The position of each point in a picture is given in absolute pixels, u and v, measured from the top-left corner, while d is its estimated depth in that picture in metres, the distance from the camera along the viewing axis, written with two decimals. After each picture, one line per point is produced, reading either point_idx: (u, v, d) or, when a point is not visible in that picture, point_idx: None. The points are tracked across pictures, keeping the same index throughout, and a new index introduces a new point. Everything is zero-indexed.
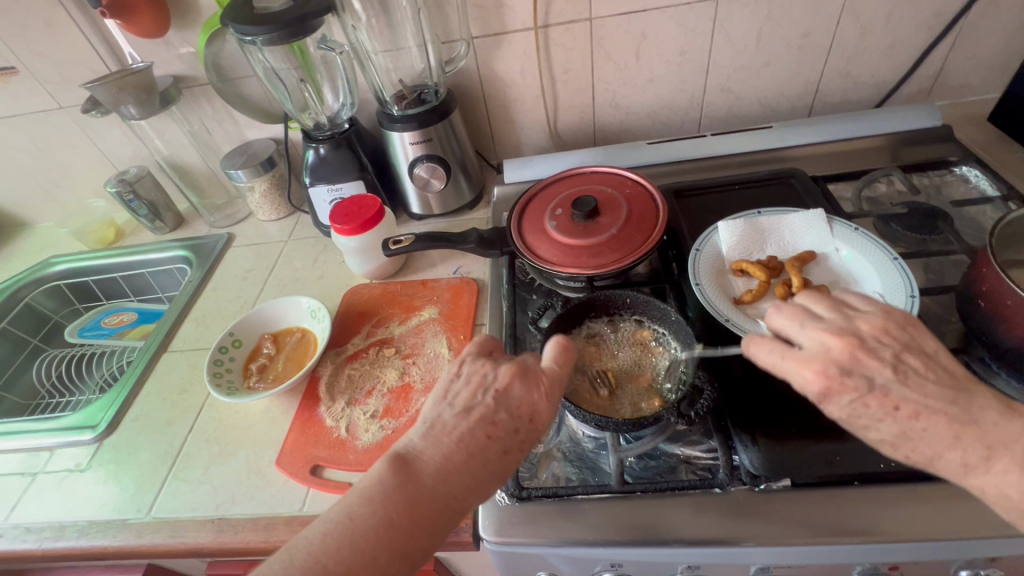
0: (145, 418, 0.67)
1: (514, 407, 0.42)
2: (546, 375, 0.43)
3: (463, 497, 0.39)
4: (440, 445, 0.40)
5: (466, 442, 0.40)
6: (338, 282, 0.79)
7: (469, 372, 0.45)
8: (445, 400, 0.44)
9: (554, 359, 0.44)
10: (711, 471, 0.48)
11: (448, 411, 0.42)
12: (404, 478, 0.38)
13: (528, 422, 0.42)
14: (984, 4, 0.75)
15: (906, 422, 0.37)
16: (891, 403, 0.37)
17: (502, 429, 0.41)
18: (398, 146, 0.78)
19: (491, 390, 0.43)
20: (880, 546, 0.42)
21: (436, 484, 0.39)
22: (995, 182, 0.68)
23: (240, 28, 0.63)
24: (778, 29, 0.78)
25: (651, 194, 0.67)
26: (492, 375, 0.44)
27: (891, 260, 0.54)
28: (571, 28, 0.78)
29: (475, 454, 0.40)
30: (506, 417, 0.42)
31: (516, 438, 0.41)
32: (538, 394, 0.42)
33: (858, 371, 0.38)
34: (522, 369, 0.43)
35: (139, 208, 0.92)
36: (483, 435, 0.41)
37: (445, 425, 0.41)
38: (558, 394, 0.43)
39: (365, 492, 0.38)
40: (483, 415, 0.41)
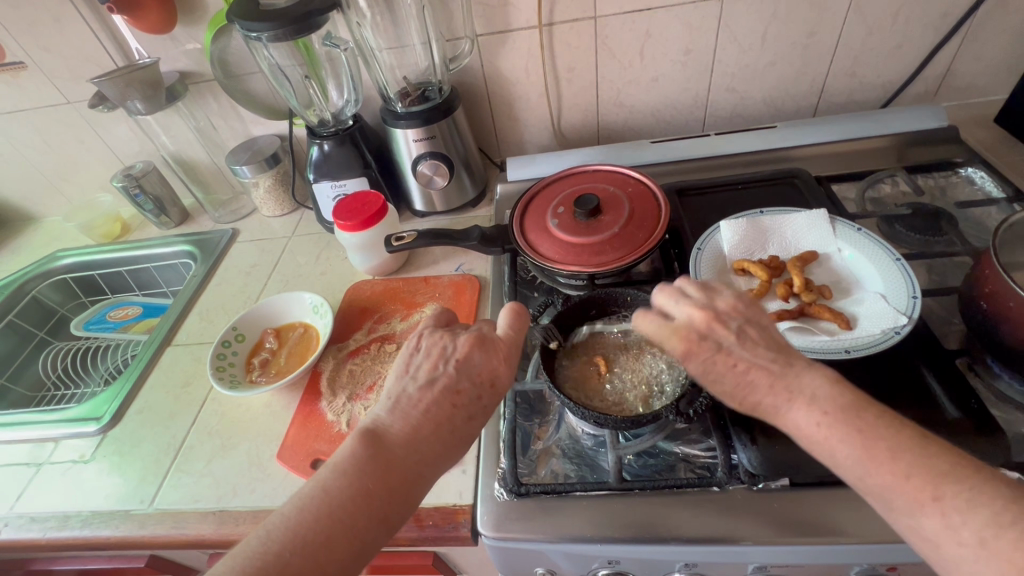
0: (148, 411, 0.67)
1: (475, 374, 0.42)
2: (503, 341, 0.43)
3: (435, 463, 0.39)
4: (406, 417, 0.40)
5: (432, 411, 0.41)
6: (341, 278, 0.79)
7: (428, 346, 0.45)
8: (407, 374, 0.43)
9: (508, 325, 0.45)
10: (709, 470, 0.48)
11: (411, 384, 0.42)
12: (374, 448, 0.38)
13: (490, 387, 0.42)
14: (992, 5, 0.74)
15: (744, 377, 0.37)
16: (734, 362, 0.38)
17: (465, 396, 0.42)
18: (401, 143, 0.78)
19: (452, 359, 0.43)
20: (878, 546, 0.42)
21: (406, 453, 0.39)
22: (1001, 184, 0.67)
23: (246, 24, 0.64)
24: (783, 28, 0.77)
25: (653, 192, 0.67)
26: (452, 345, 0.44)
27: (893, 261, 0.54)
28: (575, 26, 0.78)
29: (442, 422, 0.40)
30: (469, 385, 0.42)
31: (479, 404, 0.42)
32: (497, 360, 0.43)
33: (711, 334, 0.39)
34: (479, 338, 0.43)
35: (144, 202, 0.92)
36: (448, 404, 0.41)
37: (410, 399, 0.41)
38: (515, 359, 0.44)
39: (338, 463, 0.37)
40: (446, 384, 0.41)
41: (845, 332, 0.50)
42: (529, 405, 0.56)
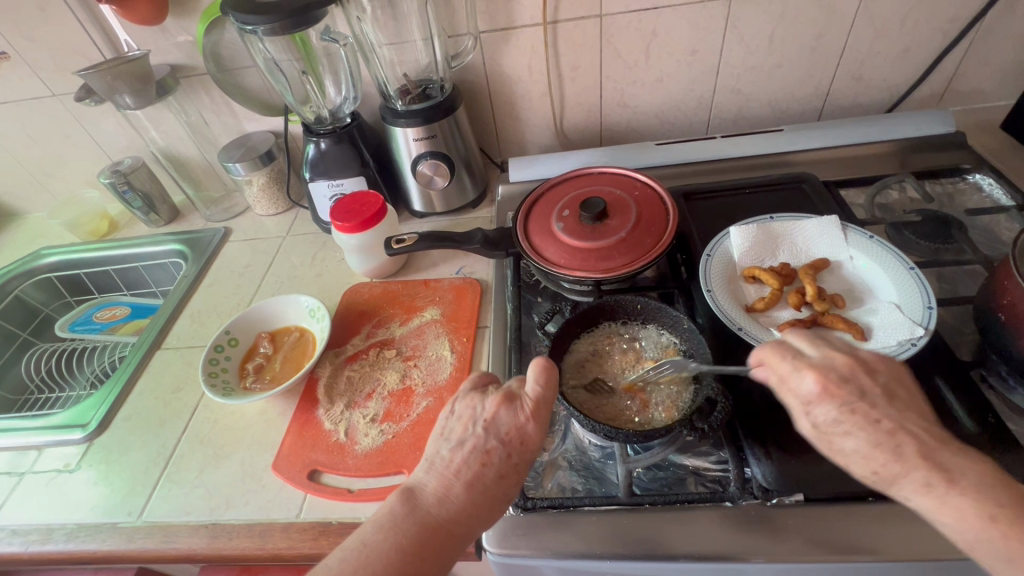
0: (137, 418, 0.65)
1: (503, 433, 0.42)
2: (529, 398, 0.42)
3: (468, 525, 0.40)
4: (439, 478, 0.41)
5: (462, 473, 0.41)
6: (338, 281, 0.77)
7: (461, 408, 0.45)
8: (441, 437, 0.44)
9: (536, 380, 0.42)
10: (721, 483, 0.47)
11: (443, 446, 0.43)
12: (412, 506, 0.40)
13: (519, 445, 0.42)
14: (1001, 9, 0.73)
15: (887, 436, 0.36)
16: (873, 418, 0.36)
17: (495, 456, 0.41)
18: (401, 142, 0.76)
19: (480, 421, 0.43)
20: (894, 565, 0.41)
21: (439, 514, 0.40)
22: (1009, 192, 0.67)
23: (241, 17, 0.61)
24: (790, 30, 0.76)
25: (661, 196, 0.65)
26: (480, 406, 0.44)
27: (907, 269, 0.53)
28: (581, 24, 0.76)
29: (473, 484, 0.41)
30: (497, 444, 0.42)
31: (510, 463, 0.42)
32: (524, 418, 0.42)
33: (855, 379, 0.38)
34: (507, 396, 0.43)
35: (133, 199, 0.89)
36: (477, 464, 0.41)
37: (443, 459, 0.42)
38: (544, 417, 0.42)
39: (378, 518, 0.39)
40: (475, 445, 0.42)
41: (860, 342, 0.49)
42: None
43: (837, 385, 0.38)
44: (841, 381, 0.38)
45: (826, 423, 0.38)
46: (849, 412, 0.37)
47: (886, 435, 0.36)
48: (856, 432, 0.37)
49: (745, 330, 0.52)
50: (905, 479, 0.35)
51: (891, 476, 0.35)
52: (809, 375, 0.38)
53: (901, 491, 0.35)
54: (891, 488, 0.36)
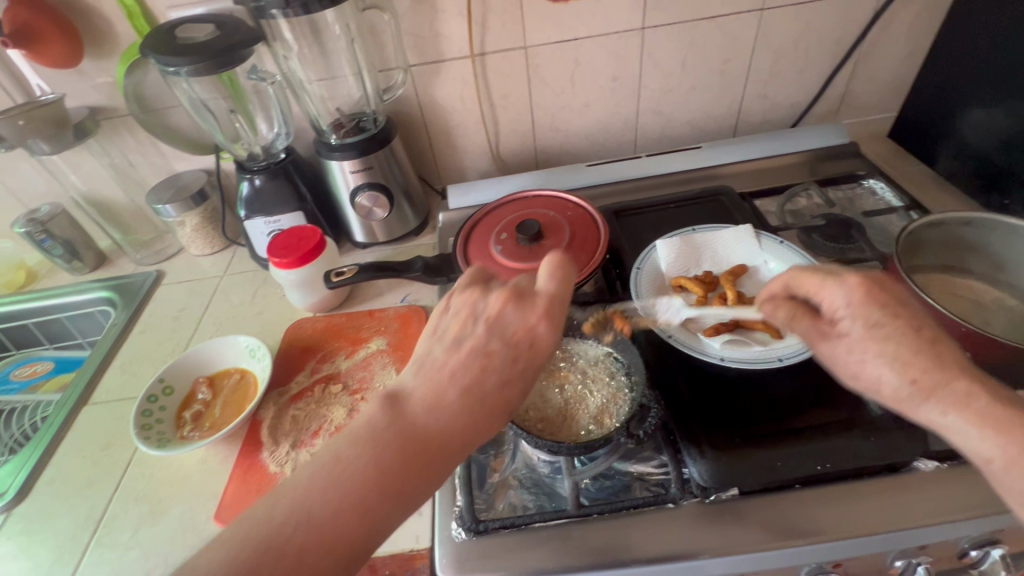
0: (63, 480, 0.61)
1: (508, 334, 0.40)
2: (541, 296, 0.41)
3: (459, 438, 0.38)
4: (429, 381, 0.39)
5: (459, 375, 0.39)
6: (280, 318, 0.76)
7: (461, 304, 0.43)
8: (436, 337, 0.42)
9: (548, 274, 0.42)
10: (664, 486, 0.49)
11: (437, 345, 0.41)
12: (394, 413, 0.38)
13: (527, 349, 0.40)
14: (877, 33, 0.83)
15: (928, 344, 0.39)
16: (914, 326, 0.39)
17: (497, 357, 0.40)
18: (338, 174, 0.76)
19: (483, 318, 0.41)
20: (823, 546, 0.44)
21: (428, 424, 0.38)
22: (898, 193, 0.74)
23: (163, 58, 0.61)
24: (700, 56, 0.83)
25: (593, 215, 0.68)
26: (482, 304, 0.42)
27: (814, 270, 0.58)
28: (507, 55, 0.80)
29: (469, 389, 0.39)
30: (501, 346, 0.40)
31: (514, 365, 0.40)
32: (534, 317, 0.41)
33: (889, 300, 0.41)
34: (515, 293, 0.42)
35: (53, 247, 0.85)
36: (474, 367, 0.39)
37: (435, 360, 0.40)
38: (558, 316, 0.41)
39: (360, 424, 0.38)
40: (475, 346, 0.40)
41: (776, 341, 0.53)
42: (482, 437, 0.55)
43: (878, 291, 0.41)
44: (880, 288, 0.41)
45: (858, 333, 0.40)
46: (891, 316, 0.40)
47: (928, 344, 0.39)
48: (895, 337, 0.39)
49: (676, 338, 0.55)
50: (946, 388, 0.37)
51: (931, 385, 0.37)
52: (846, 282, 0.41)
53: (935, 406, 0.37)
54: (924, 402, 0.38)
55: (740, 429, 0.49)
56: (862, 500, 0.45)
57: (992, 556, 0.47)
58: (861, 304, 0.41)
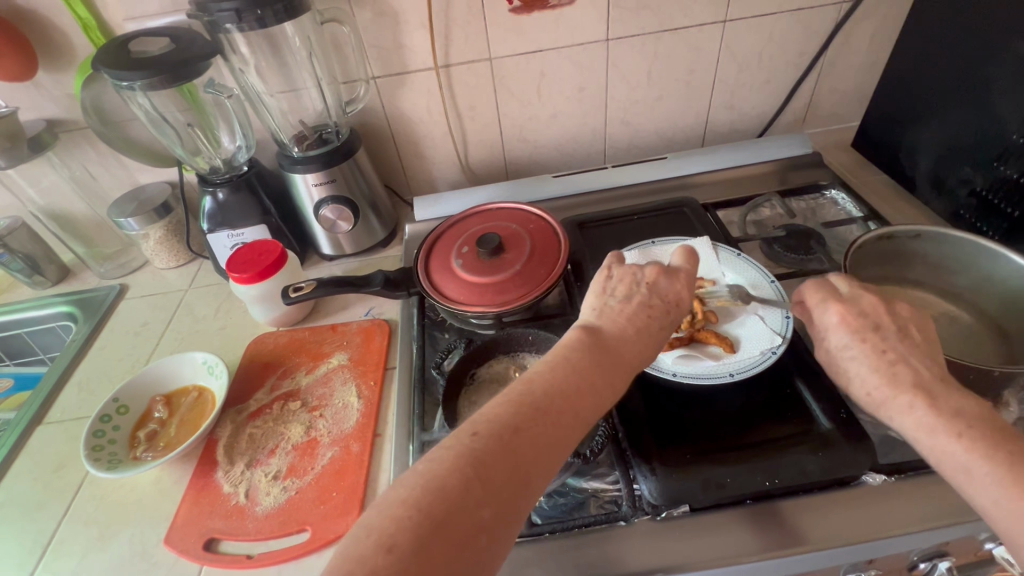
0: (11, 503, 0.59)
1: (664, 294, 0.45)
2: (683, 269, 0.47)
3: (642, 364, 0.42)
4: (615, 321, 0.43)
5: (633, 320, 0.43)
6: (243, 333, 0.75)
7: (618, 272, 0.47)
8: (603, 293, 0.46)
9: (684, 259, 0.48)
10: (616, 503, 0.48)
11: (610, 298, 0.45)
12: (598, 340, 0.42)
13: (678, 306, 0.45)
14: (838, 45, 0.84)
15: (890, 364, 0.42)
16: (881, 347, 0.43)
17: (659, 310, 0.44)
18: (301, 187, 0.76)
19: (642, 283, 0.46)
20: (771, 563, 0.44)
21: (621, 348, 0.42)
22: (858, 203, 0.75)
23: (115, 73, 0.60)
24: (664, 67, 0.83)
25: (554, 228, 0.68)
26: (639, 270, 0.47)
27: (769, 282, 0.59)
28: (472, 67, 0.80)
29: (642, 329, 0.43)
30: (660, 302, 0.45)
31: (667, 318, 0.45)
32: (682, 286, 0.46)
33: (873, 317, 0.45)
34: (663, 266, 0.47)
35: (11, 262, 0.83)
36: (645, 316, 0.44)
37: (613, 308, 0.44)
38: (697, 286, 0.47)
39: (577, 340, 0.41)
40: (641, 299, 0.44)
41: (729, 355, 0.53)
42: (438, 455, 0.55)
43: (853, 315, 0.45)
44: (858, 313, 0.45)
45: (838, 346, 0.46)
46: (863, 337, 0.44)
47: (889, 363, 0.42)
48: (864, 355, 0.44)
49: None
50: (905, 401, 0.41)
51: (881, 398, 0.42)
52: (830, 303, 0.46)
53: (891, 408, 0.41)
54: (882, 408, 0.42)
55: (693, 445, 0.49)
56: (810, 515, 0.45)
57: (940, 569, 0.47)
58: (846, 326, 0.45)
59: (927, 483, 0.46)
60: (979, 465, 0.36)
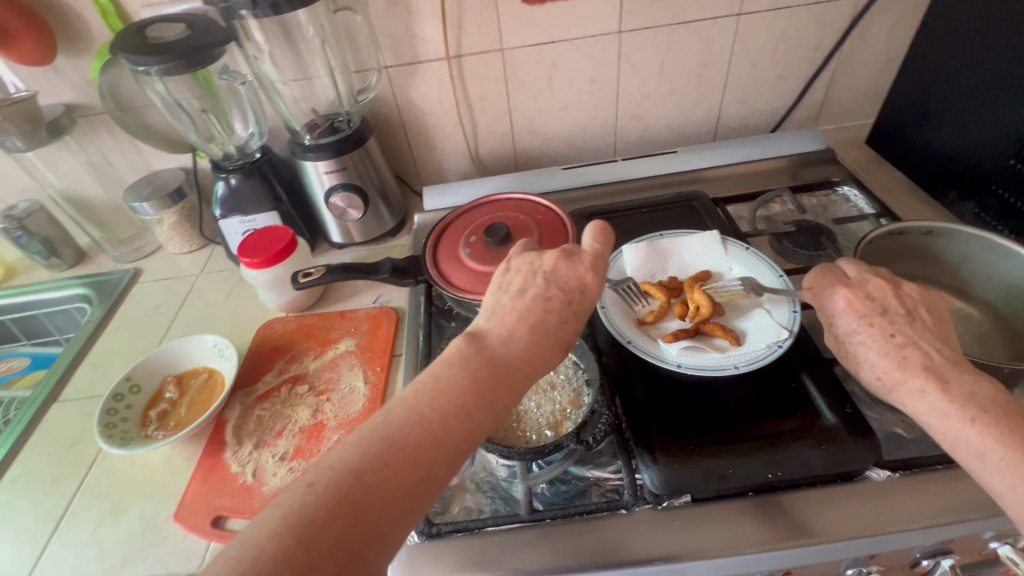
0: (28, 477, 0.61)
1: (563, 283, 0.46)
2: (587, 251, 0.47)
3: (531, 364, 0.42)
4: (502, 323, 0.43)
5: (526, 316, 0.44)
6: (253, 317, 0.76)
7: (518, 265, 0.48)
8: (500, 290, 0.47)
9: (594, 240, 0.49)
10: (618, 492, 0.49)
11: (504, 296, 0.46)
12: (478, 349, 0.42)
13: (580, 294, 0.46)
14: (854, 40, 0.83)
15: (900, 348, 0.44)
16: (890, 331, 0.45)
17: (556, 301, 0.45)
18: (313, 175, 0.76)
19: (540, 272, 0.46)
20: (771, 555, 0.44)
21: (508, 351, 0.42)
22: (871, 200, 0.74)
23: (131, 58, 0.61)
24: (677, 60, 0.83)
25: (562, 219, 0.68)
26: (539, 261, 0.48)
27: (778, 277, 0.58)
28: (484, 58, 0.80)
29: (537, 325, 0.43)
30: (558, 292, 0.45)
31: (568, 307, 0.45)
32: (583, 270, 0.46)
33: (881, 300, 0.47)
34: (565, 252, 0.47)
35: (29, 244, 0.85)
36: (541, 309, 0.44)
37: (505, 307, 0.45)
38: (601, 269, 0.47)
39: (447, 361, 0.40)
40: (538, 292, 0.45)
41: (735, 348, 0.52)
42: None
43: (861, 300, 0.47)
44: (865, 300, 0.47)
45: (847, 332, 0.47)
46: (872, 322, 0.46)
47: (899, 346, 0.44)
48: (874, 340, 0.45)
49: (635, 343, 0.54)
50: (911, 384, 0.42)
51: (894, 381, 0.43)
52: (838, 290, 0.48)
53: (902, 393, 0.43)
54: (894, 392, 0.43)
55: (696, 436, 0.49)
56: (812, 509, 0.45)
57: (943, 566, 0.47)
58: (857, 310, 0.47)
59: (933, 480, 0.46)
60: (991, 446, 0.36)
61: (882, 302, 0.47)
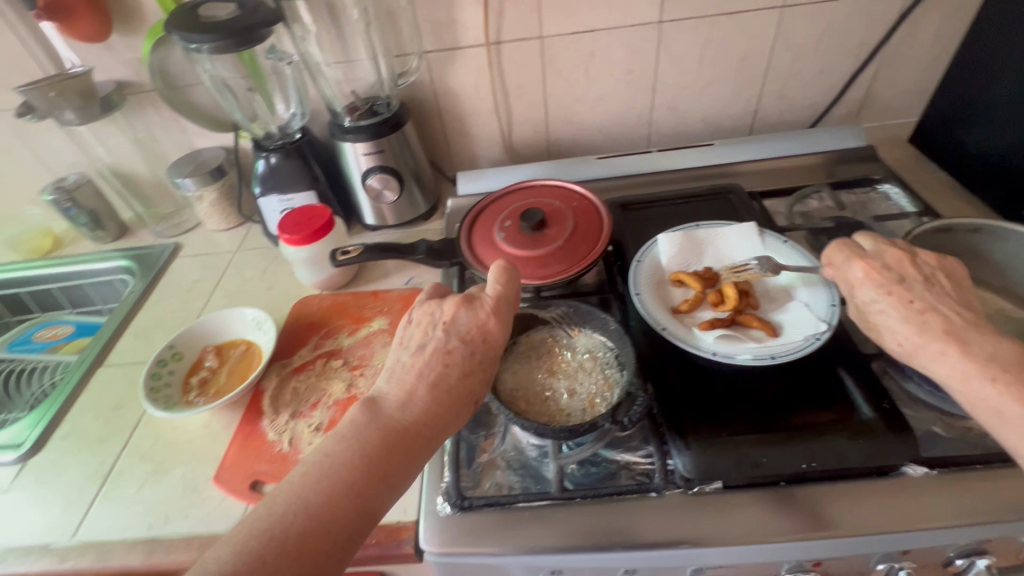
0: (75, 436, 0.64)
1: (463, 332, 0.47)
2: (490, 296, 0.48)
3: (433, 423, 0.43)
4: (402, 384, 0.44)
5: (426, 372, 0.45)
6: (288, 294, 0.78)
7: (420, 317, 0.50)
8: (402, 346, 0.49)
9: (496, 281, 0.49)
10: (648, 476, 0.49)
11: (405, 352, 0.47)
12: (374, 414, 0.42)
13: (482, 343, 0.47)
14: (902, 35, 0.81)
15: (919, 315, 0.44)
16: (908, 298, 0.45)
17: (457, 354, 0.46)
18: (350, 156, 0.78)
19: (440, 324, 0.48)
20: (802, 544, 0.44)
21: (406, 413, 0.43)
22: (913, 199, 0.73)
23: (183, 35, 0.63)
24: (717, 52, 0.82)
25: (597, 207, 0.68)
26: (439, 312, 0.49)
27: (816, 270, 0.58)
28: (522, 45, 0.80)
29: (437, 381, 0.44)
30: (459, 344, 0.46)
31: (472, 359, 0.46)
32: (484, 314, 0.48)
33: (900, 269, 0.47)
34: (466, 299, 0.49)
35: (77, 216, 0.88)
36: (441, 364, 0.45)
37: (405, 365, 0.46)
38: (504, 312, 0.48)
39: (340, 433, 0.41)
40: (437, 346, 0.46)
41: (772, 339, 0.52)
42: (475, 418, 0.56)
43: (882, 270, 0.47)
44: (885, 270, 0.47)
45: (866, 302, 0.47)
46: (889, 291, 0.46)
47: (919, 313, 0.44)
48: (893, 308, 0.45)
49: (670, 330, 0.55)
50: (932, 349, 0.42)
51: (915, 347, 0.43)
52: (855, 259, 0.48)
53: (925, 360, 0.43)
54: (917, 359, 0.43)
55: (731, 424, 0.49)
56: (846, 502, 0.45)
57: (978, 567, 0.46)
58: (879, 280, 0.47)
59: (972, 479, 0.45)
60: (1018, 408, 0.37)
61: (901, 269, 0.47)
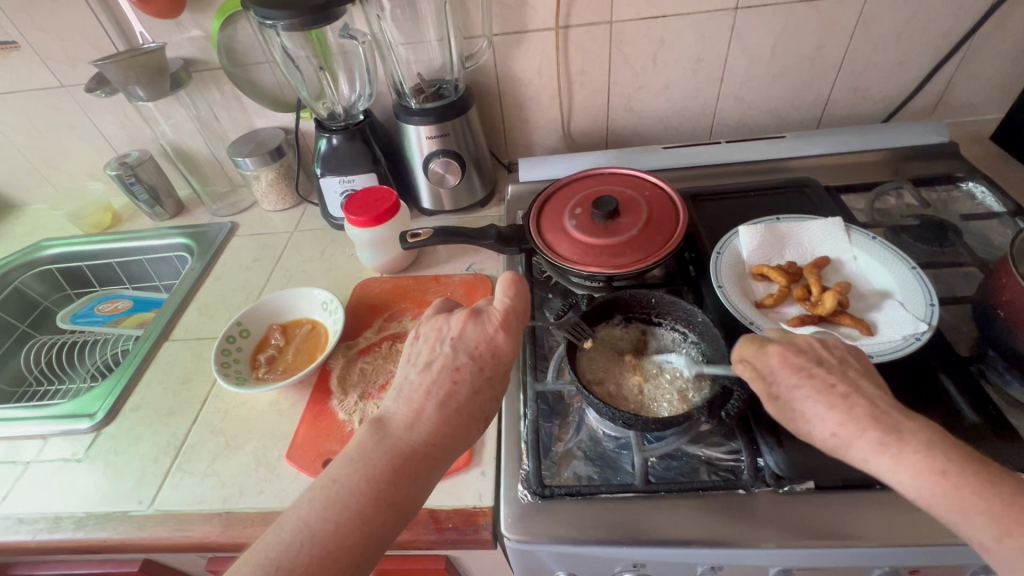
0: (145, 407, 0.65)
1: (472, 348, 0.46)
2: (496, 310, 0.47)
3: (443, 444, 0.42)
4: (409, 404, 0.43)
5: (434, 391, 0.44)
6: (348, 276, 0.78)
7: (427, 331, 0.49)
8: (410, 363, 0.47)
9: (503, 294, 0.48)
10: (733, 472, 0.48)
11: (412, 370, 0.46)
12: (381, 436, 0.41)
13: (490, 358, 0.46)
14: (990, 27, 0.77)
15: None
16: None
17: (465, 371, 0.45)
18: (413, 139, 0.77)
19: (447, 340, 0.46)
20: (901, 550, 0.42)
21: (413, 436, 0.42)
22: (1001, 199, 0.69)
23: (263, 11, 0.63)
24: (792, 41, 0.79)
25: (671, 197, 0.67)
26: (446, 327, 0.48)
27: (909, 269, 0.55)
28: (591, 30, 0.78)
29: (445, 400, 0.44)
30: (467, 360, 0.45)
31: (480, 376, 0.45)
32: (492, 330, 0.46)
33: None
34: (472, 314, 0.47)
35: (139, 192, 0.89)
36: (449, 382, 0.44)
37: (413, 384, 0.45)
38: (512, 327, 0.47)
39: (348, 456, 0.40)
40: (445, 363, 0.45)
41: (866, 338, 0.50)
42: (548, 406, 0.55)
43: None
44: None
45: None
46: None
47: None
48: None
49: (757, 324, 0.54)
50: None
51: None
52: None
53: None
54: None
55: None
56: None
57: None
58: None
59: None
60: None
61: None
